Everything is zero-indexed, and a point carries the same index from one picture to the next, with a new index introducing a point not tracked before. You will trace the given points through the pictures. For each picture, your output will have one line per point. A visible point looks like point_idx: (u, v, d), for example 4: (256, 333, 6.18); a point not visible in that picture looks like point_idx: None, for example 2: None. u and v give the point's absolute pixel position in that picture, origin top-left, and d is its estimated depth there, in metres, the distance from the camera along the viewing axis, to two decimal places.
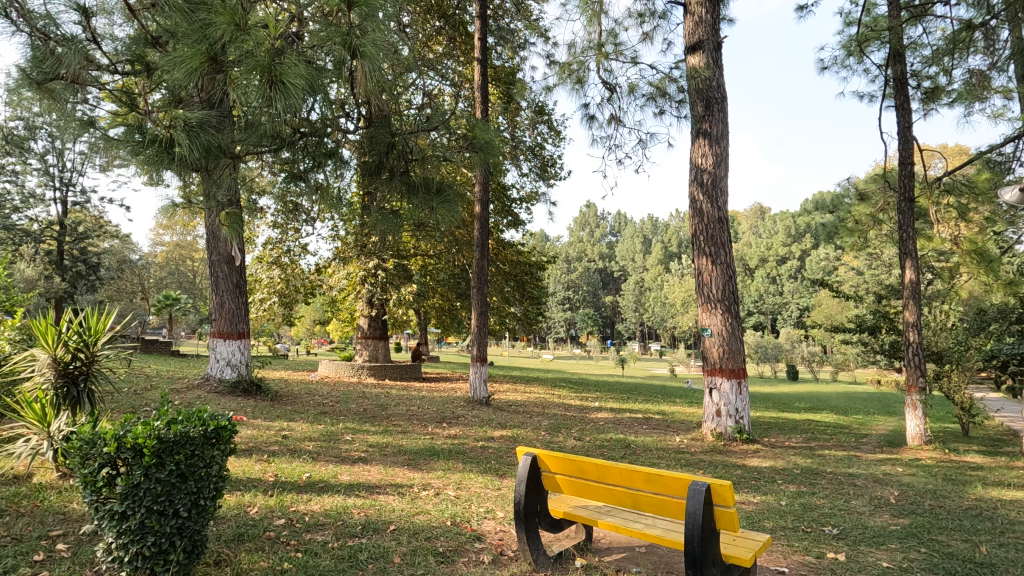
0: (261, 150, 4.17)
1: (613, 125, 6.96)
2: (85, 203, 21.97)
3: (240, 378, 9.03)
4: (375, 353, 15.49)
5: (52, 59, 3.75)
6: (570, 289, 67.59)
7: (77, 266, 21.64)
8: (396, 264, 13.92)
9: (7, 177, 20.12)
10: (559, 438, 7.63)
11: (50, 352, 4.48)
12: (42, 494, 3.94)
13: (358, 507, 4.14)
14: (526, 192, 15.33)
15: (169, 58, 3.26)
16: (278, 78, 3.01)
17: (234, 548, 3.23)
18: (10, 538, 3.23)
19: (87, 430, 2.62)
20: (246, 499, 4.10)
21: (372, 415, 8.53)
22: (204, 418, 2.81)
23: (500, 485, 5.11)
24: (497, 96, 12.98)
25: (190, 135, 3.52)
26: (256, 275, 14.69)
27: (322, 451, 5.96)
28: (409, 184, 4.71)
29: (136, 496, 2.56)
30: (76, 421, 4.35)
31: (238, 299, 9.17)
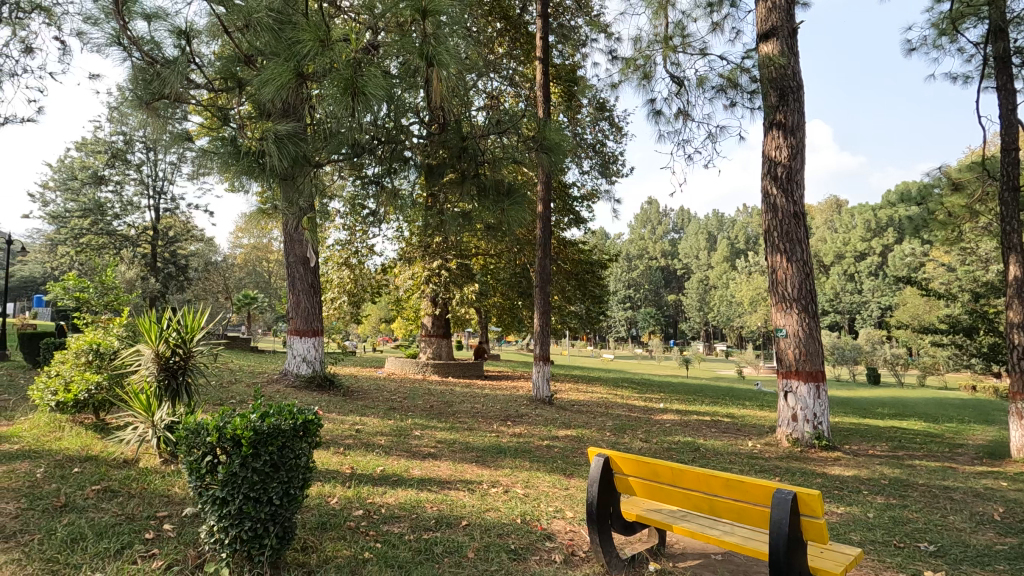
0: (345, 158, 4.38)
1: (681, 119, 6.74)
2: (175, 210, 23.70)
3: (316, 373, 9.49)
4: (438, 351, 15.89)
5: (156, 80, 4.02)
6: (632, 288, 66.39)
7: (169, 268, 23.55)
8: (459, 263, 14.19)
9: (109, 187, 22.08)
10: (625, 439, 7.52)
11: (154, 348, 4.89)
12: (148, 478, 4.31)
13: (430, 501, 4.26)
14: (587, 190, 15.25)
15: (258, 75, 3.41)
16: (360, 89, 3.16)
17: (318, 536, 3.40)
18: (124, 516, 3.56)
19: (192, 420, 2.87)
20: (327, 490, 4.32)
21: (438, 412, 8.74)
22: (293, 412, 2.97)
23: (568, 485, 5.09)
24: (559, 94, 12.95)
25: (279, 146, 3.71)
26: (327, 276, 15.37)
27: (393, 446, 6.17)
28: (480, 187, 4.82)
29: (235, 483, 2.74)
30: (177, 412, 4.72)
31: (313, 298, 9.64)
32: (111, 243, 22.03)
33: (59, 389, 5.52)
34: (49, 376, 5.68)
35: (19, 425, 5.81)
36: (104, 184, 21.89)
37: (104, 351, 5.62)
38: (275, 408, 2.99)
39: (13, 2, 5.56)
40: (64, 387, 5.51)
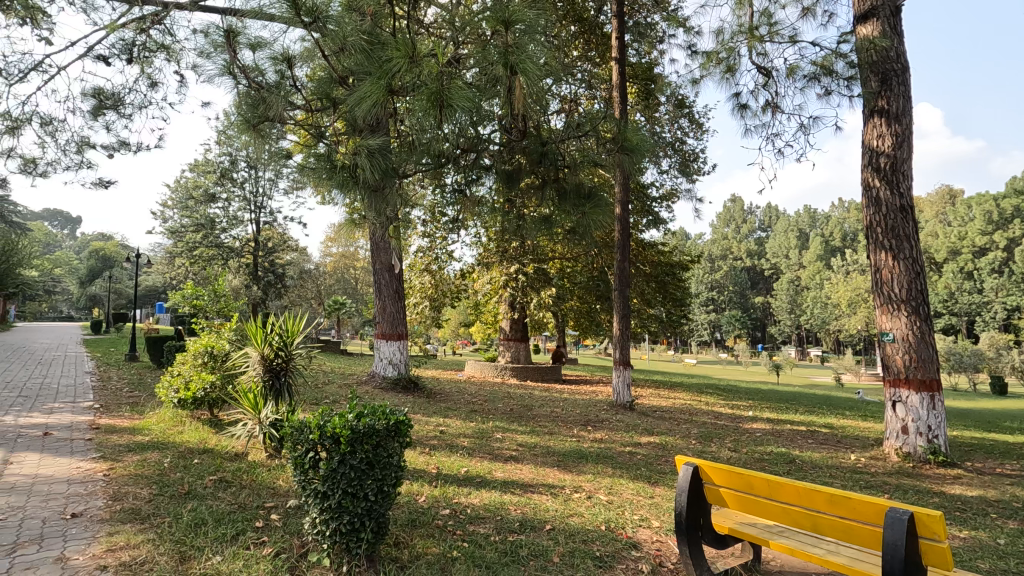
0: (431, 169, 4.52)
1: (769, 111, 6.39)
2: (273, 222, 25.60)
3: (401, 375, 9.90)
4: (516, 355, 16.15)
5: (262, 104, 4.31)
6: (715, 290, 63.67)
7: (268, 276, 25.51)
8: (536, 268, 14.28)
9: (218, 204, 24.29)
10: (712, 448, 7.21)
11: (260, 350, 5.31)
12: (255, 470, 4.69)
13: (514, 503, 4.32)
14: (666, 190, 14.82)
15: (352, 94, 3.56)
16: (447, 101, 3.28)
17: (408, 533, 3.53)
18: (237, 505, 3.89)
19: (296, 418, 3.08)
20: (415, 488, 4.50)
21: (518, 415, 8.83)
22: (385, 413, 3.11)
23: (653, 493, 4.95)
24: (636, 94, 12.69)
25: (372, 159, 3.89)
26: (410, 282, 15.98)
27: (476, 447, 6.31)
28: (561, 191, 4.84)
29: (334, 478, 2.91)
30: (280, 410, 5.11)
31: (398, 304, 10.07)
32: (219, 254, 24.22)
33: (180, 387, 6.16)
34: (173, 375, 6.35)
35: (148, 419, 6.53)
36: (214, 201, 24.08)
37: (217, 353, 6.19)
38: (369, 408, 3.14)
39: (142, 43, 6.26)
40: (185, 385, 6.14)
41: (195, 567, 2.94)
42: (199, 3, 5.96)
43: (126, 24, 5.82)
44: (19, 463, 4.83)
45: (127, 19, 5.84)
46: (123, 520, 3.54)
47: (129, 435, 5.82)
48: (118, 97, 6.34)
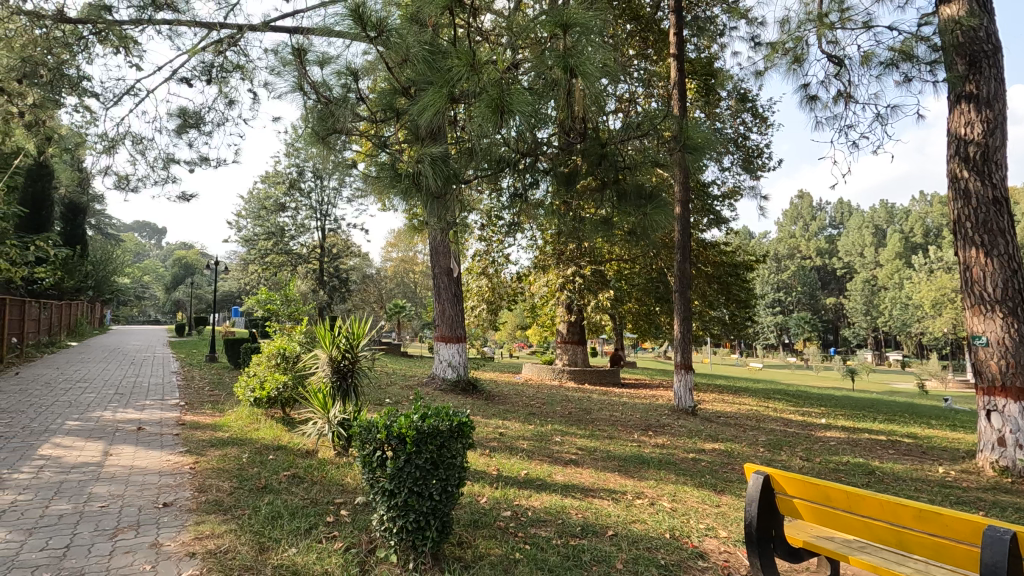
0: (491, 175, 4.58)
1: (841, 101, 6.04)
2: (338, 229, 26.67)
3: (460, 378, 10.06)
4: (574, 358, 16.08)
5: (329, 117, 4.47)
6: (782, 291, 60.85)
7: (333, 281, 26.62)
8: (593, 270, 14.14)
9: (287, 213, 25.58)
10: (783, 456, 6.88)
11: (328, 352, 5.55)
12: (325, 467, 4.90)
13: (575, 507, 4.29)
14: (728, 187, 14.32)
15: (415, 104, 3.65)
16: (507, 107, 3.34)
17: (472, 533, 3.58)
18: (310, 500, 4.08)
19: (364, 418, 3.20)
20: (477, 489, 4.55)
21: (577, 419, 8.77)
22: (449, 414, 3.18)
23: (719, 502, 4.79)
24: (695, 90, 12.34)
25: (435, 166, 3.95)
26: (467, 285, 16.22)
27: (535, 450, 6.32)
28: (621, 193, 4.81)
29: (401, 477, 2.99)
30: (348, 410, 5.30)
31: (457, 307, 10.23)
32: (288, 260, 25.49)
33: (256, 387, 6.53)
34: (249, 375, 6.74)
35: (228, 416, 6.96)
36: (283, 211, 25.37)
37: (289, 354, 6.51)
38: (433, 409, 3.23)
39: (219, 64, 6.70)
40: (260, 385, 6.50)
41: (274, 557, 3.10)
42: (270, 24, 6.31)
43: (205, 47, 6.24)
44: (118, 455, 5.26)
45: (207, 43, 6.26)
46: (208, 510, 3.78)
47: (212, 431, 6.23)
48: (200, 116, 6.81)
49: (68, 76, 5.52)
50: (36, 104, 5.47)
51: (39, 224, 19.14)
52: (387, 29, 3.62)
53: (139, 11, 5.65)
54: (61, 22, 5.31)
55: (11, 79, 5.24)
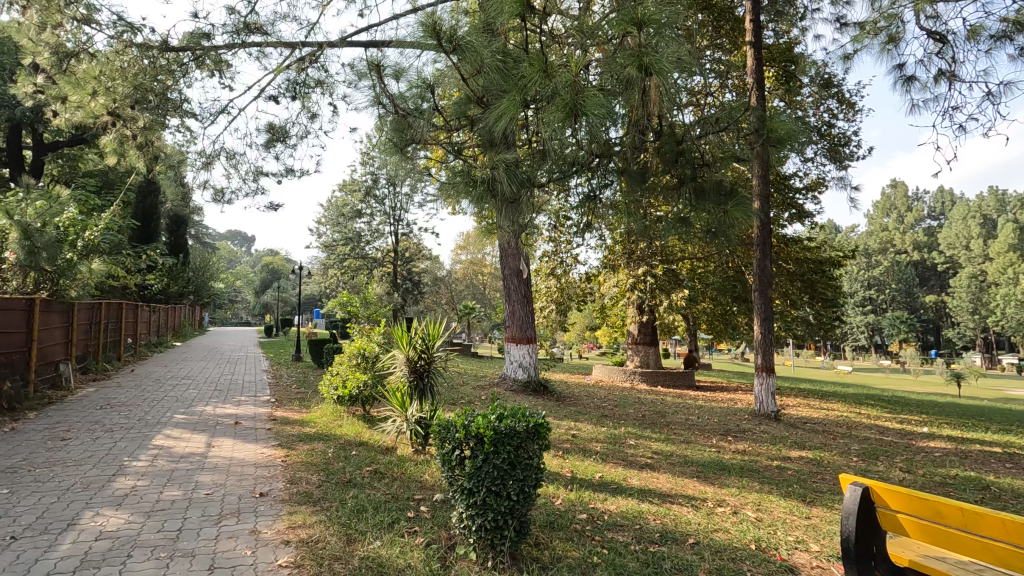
0: (563, 179, 4.57)
1: (944, 80, 5.52)
2: (410, 233, 27.56)
3: (531, 379, 10.11)
4: (646, 359, 15.74)
5: (407, 128, 4.63)
6: (872, 289, 56.56)
7: (406, 284, 27.55)
8: (665, 269, 13.74)
9: (363, 219, 26.73)
10: (880, 467, 6.38)
11: (405, 353, 5.74)
12: (404, 464, 5.07)
13: (653, 513, 4.19)
14: (811, 179, 13.48)
15: (489, 113, 3.71)
16: (581, 111, 3.34)
17: (548, 534, 3.58)
18: (392, 496, 4.23)
19: (443, 417, 3.29)
20: (552, 491, 4.56)
21: (651, 422, 8.56)
22: (525, 415, 3.21)
23: (809, 514, 4.51)
24: (774, 77, 11.70)
25: (509, 172, 3.97)
26: (536, 286, 16.23)
27: (609, 453, 6.23)
28: (699, 190, 4.64)
29: (479, 476, 3.04)
30: (424, 409, 5.45)
31: (527, 308, 10.27)
32: (365, 265, 26.63)
33: (339, 385, 6.86)
34: (333, 374, 7.09)
35: (314, 413, 7.37)
36: (359, 217, 26.53)
37: (368, 354, 6.78)
38: (510, 410, 3.27)
39: (302, 81, 7.10)
40: (343, 383, 6.82)
41: (361, 549, 3.24)
42: (347, 39, 6.62)
43: (289, 66, 6.64)
44: (219, 446, 5.71)
45: (291, 61, 6.66)
46: (299, 502, 4.02)
47: (300, 427, 6.62)
48: (286, 131, 7.26)
49: (171, 100, 6.05)
50: (146, 127, 6.01)
51: (148, 235, 21.07)
52: (462, 41, 3.69)
53: (232, 36, 6.10)
54: (166, 51, 5.83)
55: (126, 105, 5.80)
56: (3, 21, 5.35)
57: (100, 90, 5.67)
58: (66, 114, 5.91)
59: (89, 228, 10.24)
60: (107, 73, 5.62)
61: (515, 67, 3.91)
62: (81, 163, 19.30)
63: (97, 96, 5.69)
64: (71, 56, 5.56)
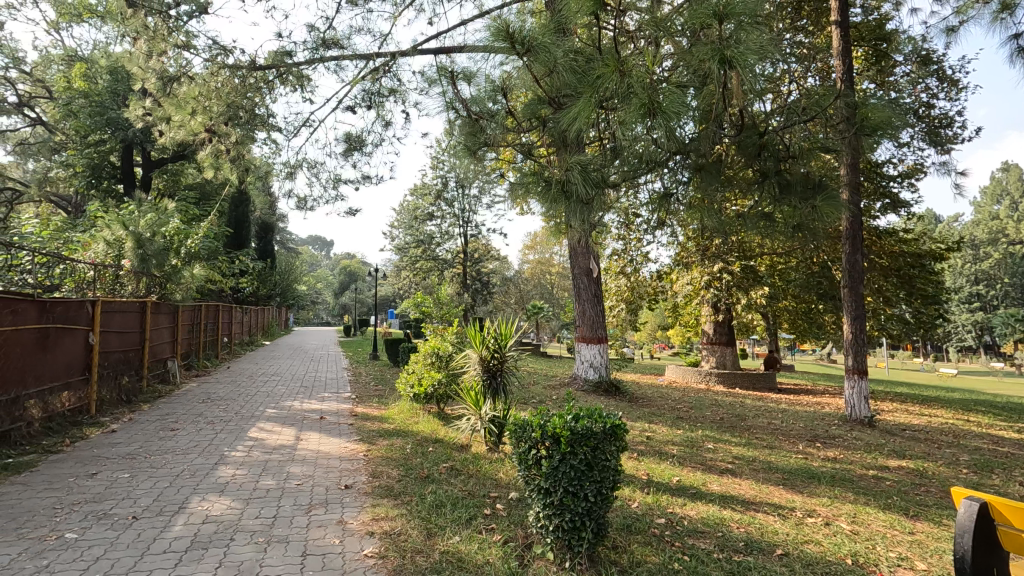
0: (636, 176, 4.46)
1: None
2: (479, 234, 27.98)
3: (602, 379, 9.97)
4: (722, 360, 15.13)
5: (479, 132, 4.70)
6: (980, 284, 51.33)
7: (476, 285, 28.03)
8: (743, 265, 13.11)
9: (434, 222, 27.44)
10: (996, 481, 5.77)
11: (479, 352, 5.83)
12: (479, 461, 5.17)
13: (736, 521, 4.02)
14: (908, 165, 12.41)
15: (562, 114, 3.70)
16: (658, 109, 3.25)
17: (626, 537, 3.52)
18: (468, 492, 4.31)
19: (519, 416, 3.31)
20: (628, 494, 4.48)
21: (730, 425, 8.21)
22: (602, 416, 3.17)
23: (913, 529, 4.15)
24: (864, 57, 10.88)
25: (583, 173, 3.92)
26: (606, 285, 15.99)
27: (687, 456, 6.04)
28: (784, 184, 4.40)
29: (556, 475, 3.03)
30: (498, 408, 5.52)
31: (597, 307, 10.15)
32: (435, 266, 27.31)
33: (415, 383, 7.07)
34: (409, 372, 7.33)
35: (392, 410, 7.65)
36: (430, 220, 27.26)
37: (442, 354, 6.94)
38: (585, 410, 3.24)
39: (377, 91, 7.39)
40: (418, 382, 7.02)
41: (441, 543, 3.33)
42: (418, 48, 6.83)
43: (364, 76, 6.92)
44: (307, 440, 6.05)
45: (365, 72, 6.94)
46: (381, 495, 4.18)
47: (380, 423, 6.90)
48: (362, 139, 7.58)
49: (259, 115, 6.48)
50: (238, 141, 6.47)
51: (240, 241, 22.67)
52: (534, 43, 3.68)
53: (312, 52, 6.44)
54: (254, 70, 6.29)
55: (220, 123, 6.26)
56: (118, 52, 5.92)
57: (199, 110, 6.11)
58: (169, 132, 6.37)
59: (190, 236, 11.17)
60: (204, 94, 6.08)
61: (588, 65, 3.85)
62: (182, 178, 21.11)
63: (196, 115, 6.13)
64: (173, 80, 6.10)
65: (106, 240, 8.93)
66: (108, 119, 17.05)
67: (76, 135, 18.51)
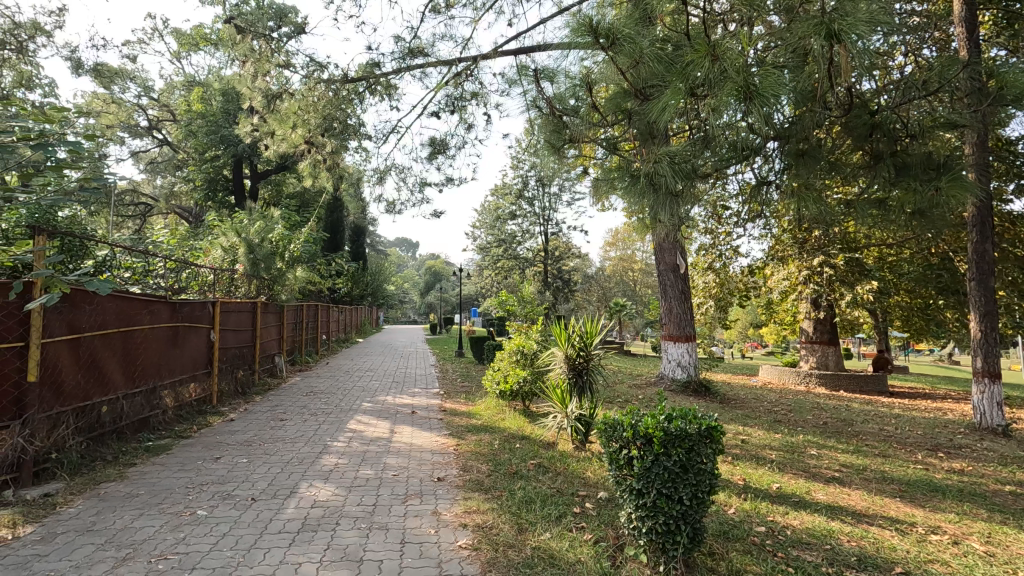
0: (728, 165, 4.27)
1: None
2: (560, 232, 27.95)
3: (691, 379, 9.61)
4: (824, 360, 14.10)
5: (565, 129, 4.71)
6: None
7: (557, 282, 28.03)
8: (847, 258, 12.10)
9: (515, 221, 27.74)
10: None
11: (564, 350, 5.82)
12: (566, 459, 5.17)
13: (846, 533, 3.73)
14: None
15: (650, 105, 3.62)
16: (755, 93, 3.09)
17: (724, 544, 3.38)
18: (556, 489, 4.33)
19: (609, 416, 3.28)
20: (724, 499, 4.30)
21: (835, 430, 7.63)
22: (696, 417, 3.06)
23: None
24: (991, 21, 9.67)
25: (672, 164, 3.78)
26: (693, 281, 15.39)
27: (787, 462, 5.69)
28: (900, 166, 4.01)
29: (649, 477, 2.96)
30: (585, 406, 5.50)
31: (684, 305, 9.81)
32: (517, 265, 27.60)
33: (501, 380, 7.19)
34: (495, 370, 7.47)
35: (478, 406, 7.84)
36: (511, 219, 27.60)
37: (527, 352, 7.01)
38: (679, 411, 3.14)
39: (459, 96, 7.59)
40: (504, 379, 7.14)
41: (532, 539, 3.36)
42: (499, 50, 6.93)
43: (447, 82, 7.12)
44: (400, 433, 6.35)
45: (448, 78, 7.15)
46: (472, 489, 4.29)
47: (468, 418, 7.09)
48: (446, 142, 7.82)
49: (351, 126, 6.88)
50: (333, 151, 6.89)
51: (335, 245, 24.14)
52: (619, 35, 3.61)
53: (399, 62, 6.73)
54: (346, 83, 6.67)
55: (318, 134, 6.71)
56: (230, 75, 6.50)
57: (299, 123, 6.56)
58: (274, 146, 6.89)
59: (293, 241, 12.07)
60: (303, 108, 6.53)
61: (676, 52, 3.71)
62: (285, 187, 22.82)
63: (296, 128, 6.58)
64: (277, 97, 6.61)
65: (222, 246, 10.01)
66: (221, 137, 18.79)
67: (195, 153, 20.54)
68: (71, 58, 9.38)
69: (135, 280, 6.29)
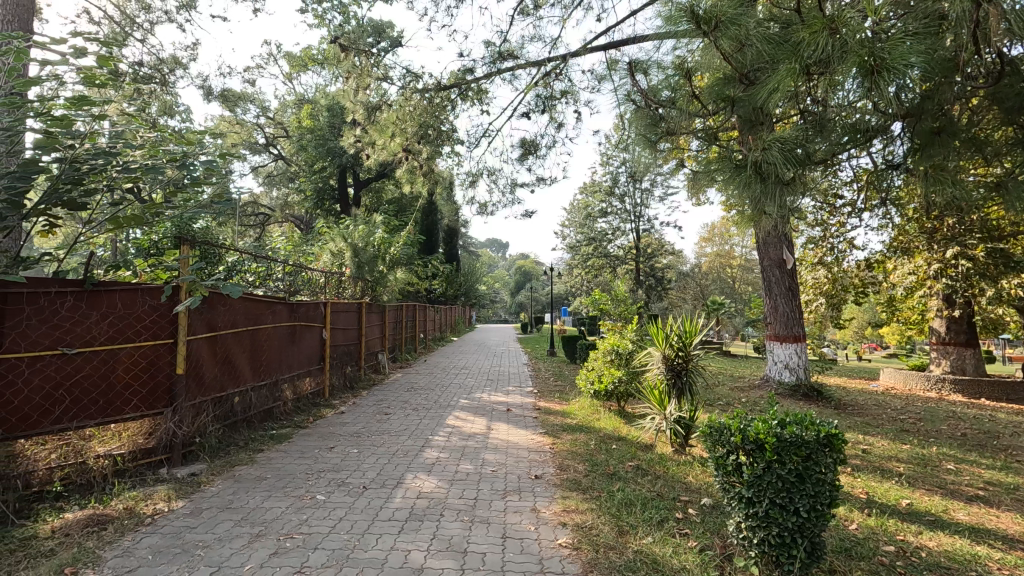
0: (845, 149, 3.92)
1: None
2: (652, 228, 27.16)
3: (800, 382, 8.95)
4: (960, 364, 12.56)
5: (660, 121, 4.55)
6: None
7: (650, 280, 27.26)
8: (989, 249, 10.67)
9: (605, 218, 27.33)
10: None
11: (662, 350, 5.59)
12: (666, 462, 5.02)
13: (995, 560, 3.29)
14: None
15: (758, 89, 3.40)
16: (880, 67, 2.81)
17: (846, 562, 3.11)
18: (655, 493, 4.21)
19: (715, 420, 3.13)
20: (844, 513, 3.96)
21: (977, 443, 6.76)
22: (814, 423, 2.84)
23: None
24: None
25: (782, 151, 3.54)
26: (801, 276, 14.30)
27: (918, 476, 5.13)
28: None
29: (760, 486, 2.80)
30: (684, 408, 5.44)
31: (792, 303, 9.15)
32: (607, 263, 27.20)
33: (595, 380, 7.12)
34: (589, 369, 7.41)
35: (573, 405, 7.83)
36: (601, 217, 27.24)
37: (622, 352, 6.89)
38: (794, 417, 2.94)
39: (549, 95, 7.61)
40: (598, 378, 7.06)
41: (633, 542, 3.31)
42: (588, 46, 6.86)
43: (538, 82, 7.16)
44: (496, 430, 6.47)
45: (539, 78, 7.18)
46: (570, 488, 4.29)
47: (562, 417, 7.09)
48: (537, 143, 7.87)
49: (445, 132, 7.12)
50: (429, 157, 7.17)
51: (430, 247, 25.14)
52: (723, 19, 3.42)
53: (490, 66, 6.86)
54: (440, 91, 6.91)
55: (414, 141, 7.00)
56: (336, 91, 6.97)
57: (397, 132, 6.90)
58: (376, 155, 7.29)
59: (392, 244, 12.71)
60: (402, 118, 6.86)
61: (785, 32, 3.46)
62: (384, 194, 24.09)
63: (396, 137, 6.95)
64: (377, 108, 6.97)
65: (331, 251, 10.83)
66: (327, 149, 20.21)
67: (305, 165, 22.24)
68: (203, 85, 10.49)
69: (258, 283, 6.93)
